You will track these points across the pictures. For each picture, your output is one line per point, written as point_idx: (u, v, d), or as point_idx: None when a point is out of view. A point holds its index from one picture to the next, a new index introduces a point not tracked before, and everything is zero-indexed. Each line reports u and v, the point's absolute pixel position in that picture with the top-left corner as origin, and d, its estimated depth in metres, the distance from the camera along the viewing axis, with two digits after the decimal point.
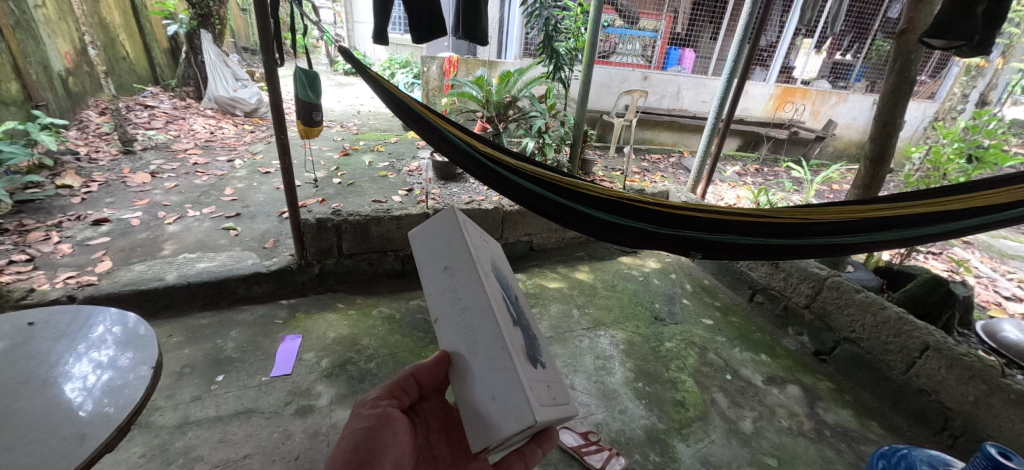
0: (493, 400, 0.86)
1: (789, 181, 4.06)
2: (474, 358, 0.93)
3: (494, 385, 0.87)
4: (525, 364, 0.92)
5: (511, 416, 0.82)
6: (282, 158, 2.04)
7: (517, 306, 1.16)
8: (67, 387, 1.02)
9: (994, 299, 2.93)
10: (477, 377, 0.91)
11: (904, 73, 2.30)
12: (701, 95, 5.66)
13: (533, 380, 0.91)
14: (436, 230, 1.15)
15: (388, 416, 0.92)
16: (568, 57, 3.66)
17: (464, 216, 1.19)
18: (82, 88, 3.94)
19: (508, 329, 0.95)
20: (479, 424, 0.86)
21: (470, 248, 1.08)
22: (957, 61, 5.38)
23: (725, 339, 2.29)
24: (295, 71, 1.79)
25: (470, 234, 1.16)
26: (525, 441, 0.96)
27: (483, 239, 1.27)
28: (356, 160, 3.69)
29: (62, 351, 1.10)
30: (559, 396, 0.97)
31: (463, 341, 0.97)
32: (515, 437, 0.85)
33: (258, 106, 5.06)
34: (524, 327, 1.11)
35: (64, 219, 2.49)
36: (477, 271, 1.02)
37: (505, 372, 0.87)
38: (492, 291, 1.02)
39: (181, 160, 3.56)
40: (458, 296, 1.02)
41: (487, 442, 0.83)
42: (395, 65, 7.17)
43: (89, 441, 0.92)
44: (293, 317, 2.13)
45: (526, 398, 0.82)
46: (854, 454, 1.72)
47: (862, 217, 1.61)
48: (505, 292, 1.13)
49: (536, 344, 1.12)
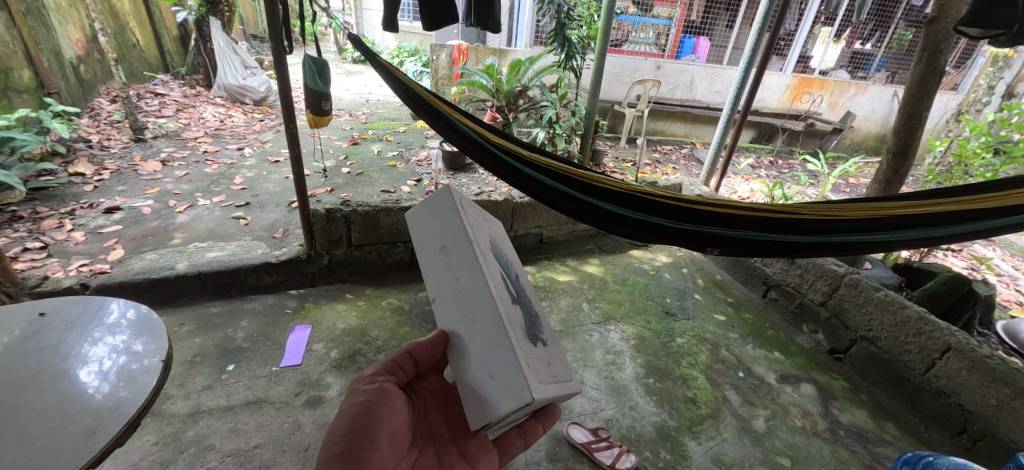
0: (491, 379, 0.84)
1: (805, 175, 3.95)
2: (471, 337, 0.91)
3: (491, 364, 0.86)
4: (523, 342, 0.90)
5: (509, 394, 0.81)
6: (291, 147, 2.02)
7: (517, 284, 1.14)
8: (81, 376, 1.02)
9: (1016, 299, 2.86)
10: (474, 356, 0.89)
11: (932, 64, 2.21)
12: (715, 85, 5.55)
13: (532, 358, 0.90)
14: (432, 209, 1.11)
15: (385, 392, 0.96)
16: (580, 46, 3.58)
17: (461, 194, 1.15)
18: (93, 75, 3.95)
19: (505, 307, 0.93)
20: (477, 401, 0.85)
21: (467, 226, 1.04)
22: (984, 51, 5.19)
23: (738, 336, 2.26)
24: (304, 59, 1.76)
25: (467, 213, 1.13)
26: (525, 416, 0.96)
27: (482, 217, 1.23)
28: (365, 149, 3.68)
29: (75, 340, 1.10)
30: (559, 373, 0.96)
31: (461, 322, 0.95)
32: (515, 415, 0.85)
33: (267, 95, 5.05)
34: (524, 305, 1.09)
35: (77, 207, 2.51)
36: (474, 250, 0.99)
37: (502, 351, 0.85)
38: (490, 270, 0.99)
39: (191, 148, 3.56)
40: (456, 276, 0.99)
41: (486, 419, 0.82)
42: (404, 53, 7.10)
43: (98, 436, 0.91)
44: (303, 307, 2.14)
45: (525, 377, 0.81)
46: (870, 455, 1.68)
47: (884, 214, 1.56)
48: (505, 270, 1.10)
49: (538, 322, 1.10)
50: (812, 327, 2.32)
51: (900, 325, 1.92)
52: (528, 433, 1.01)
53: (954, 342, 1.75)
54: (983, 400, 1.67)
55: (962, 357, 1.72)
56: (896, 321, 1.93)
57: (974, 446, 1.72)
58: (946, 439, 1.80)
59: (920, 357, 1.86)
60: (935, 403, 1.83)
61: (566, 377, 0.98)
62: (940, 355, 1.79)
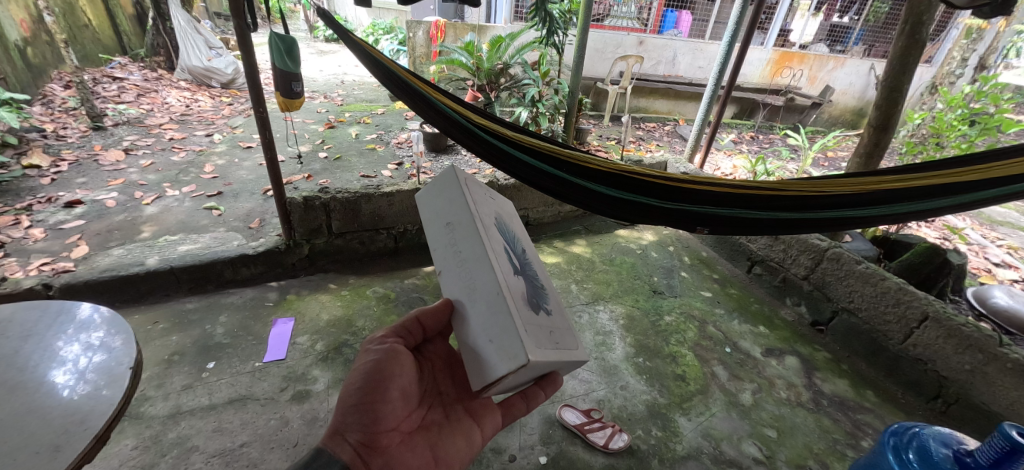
0: (489, 343, 0.82)
1: (786, 149, 3.95)
2: (473, 304, 0.89)
3: (490, 329, 0.83)
4: (524, 310, 0.87)
5: (506, 357, 0.78)
6: (262, 132, 1.91)
7: (521, 258, 1.10)
8: (55, 378, 0.98)
9: (985, 266, 2.97)
10: (474, 323, 0.87)
11: (914, 36, 2.20)
12: (697, 60, 5.50)
13: (533, 324, 0.87)
14: (437, 187, 1.08)
15: (395, 351, 0.93)
16: (561, 20, 3.46)
17: (465, 173, 1.12)
18: (43, 59, 3.67)
19: (506, 276, 0.90)
20: (475, 364, 0.83)
21: (469, 201, 1.01)
22: (958, 22, 5.23)
23: (724, 311, 2.29)
24: (270, 37, 1.64)
25: (471, 190, 1.09)
26: (527, 380, 0.95)
27: (488, 194, 1.20)
28: (342, 132, 3.54)
29: (39, 353, 1.02)
30: (562, 342, 0.94)
31: (462, 291, 0.92)
32: (514, 378, 0.82)
33: (235, 77, 4.80)
34: (529, 277, 1.06)
35: (34, 201, 2.36)
36: (476, 223, 0.95)
37: (501, 316, 0.83)
38: (492, 242, 0.96)
39: (156, 135, 3.38)
40: (457, 248, 0.96)
41: (483, 381, 0.80)
42: (379, 31, 6.83)
43: (62, 454, 0.85)
44: (284, 299, 2.07)
45: (523, 339, 0.78)
46: (851, 423, 1.74)
47: (870, 190, 1.57)
48: (509, 244, 1.07)
49: (543, 294, 1.07)
50: (795, 301, 2.36)
51: (880, 296, 1.97)
52: (530, 398, 1.03)
53: (931, 311, 1.80)
54: (958, 366, 1.74)
55: (939, 325, 1.77)
56: (876, 292, 1.98)
57: (948, 410, 1.80)
58: (921, 404, 1.87)
59: (898, 326, 1.91)
60: (911, 370, 1.90)
61: (569, 346, 0.96)
62: (917, 324, 1.84)
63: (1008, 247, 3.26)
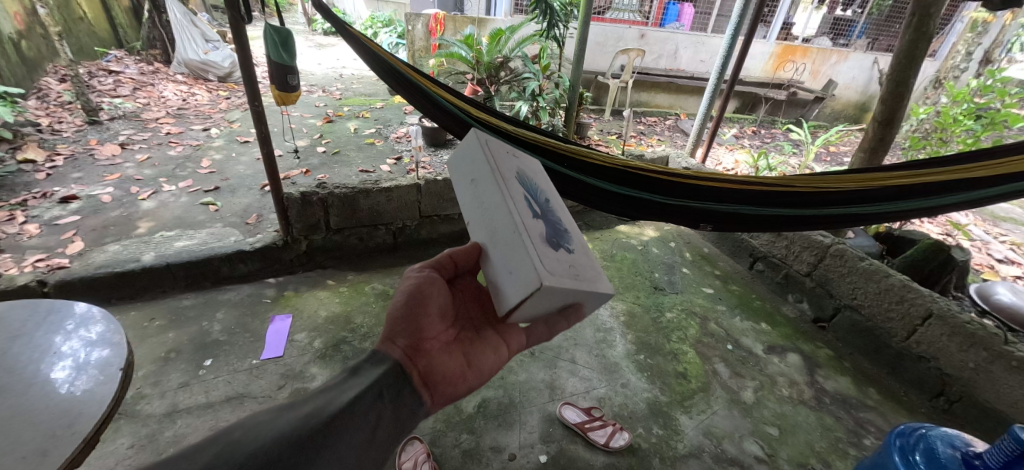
0: (508, 274, 0.92)
1: (788, 143, 3.92)
2: (495, 244, 0.99)
3: (509, 262, 0.93)
4: (541, 244, 0.95)
5: (521, 284, 0.87)
6: (258, 127, 1.88)
7: (547, 205, 1.17)
8: (55, 376, 0.96)
9: (988, 262, 2.95)
10: (497, 261, 0.98)
11: (921, 29, 2.16)
12: (699, 54, 5.45)
13: (550, 257, 0.94)
14: (463, 151, 1.21)
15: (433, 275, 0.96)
16: (562, 13, 3.41)
17: (488, 135, 1.23)
18: (38, 52, 3.62)
19: (524, 217, 0.99)
20: (498, 292, 0.94)
21: (489, 157, 1.12)
22: (963, 15, 5.16)
23: (726, 308, 2.27)
24: (265, 29, 1.61)
25: (493, 149, 1.19)
26: (555, 306, 1.01)
27: (513, 154, 1.28)
28: (341, 127, 3.51)
29: (38, 354, 1.00)
30: (584, 273, 1.00)
31: (487, 235, 1.03)
32: (534, 304, 0.91)
33: (232, 71, 4.75)
34: (554, 220, 1.12)
35: (29, 197, 2.33)
36: (493, 175, 1.06)
37: (516, 249, 0.92)
38: (511, 191, 1.05)
39: (153, 130, 3.34)
40: (480, 201, 1.08)
41: (504, 306, 0.91)
42: (377, 23, 6.75)
43: (48, 459, 0.83)
44: (282, 296, 2.05)
45: (535, 266, 0.86)
46: (854, 421, 1.73)
47: (878, 184, 1.54)
48: (532, 194, 1.15)
49: (569, 233, 1.12)
50: (798, 297, 2.34)
51: (883, 293, 1.95)
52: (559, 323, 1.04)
53: (936, 308, 1.78)
54: (961, 364, 1.72)
55: (943, 323, 1.75)
56: (880, 289, 1.96)
57: (951, 408, 1.79)
58: (924, 402, 1.86)
59: (902, 324, 1.89)
60: (914, 368, 1.89)
61: (593, 278, 1.01)
62: (921, 322, 1.82)
63: (1011, 243, 3.24)
